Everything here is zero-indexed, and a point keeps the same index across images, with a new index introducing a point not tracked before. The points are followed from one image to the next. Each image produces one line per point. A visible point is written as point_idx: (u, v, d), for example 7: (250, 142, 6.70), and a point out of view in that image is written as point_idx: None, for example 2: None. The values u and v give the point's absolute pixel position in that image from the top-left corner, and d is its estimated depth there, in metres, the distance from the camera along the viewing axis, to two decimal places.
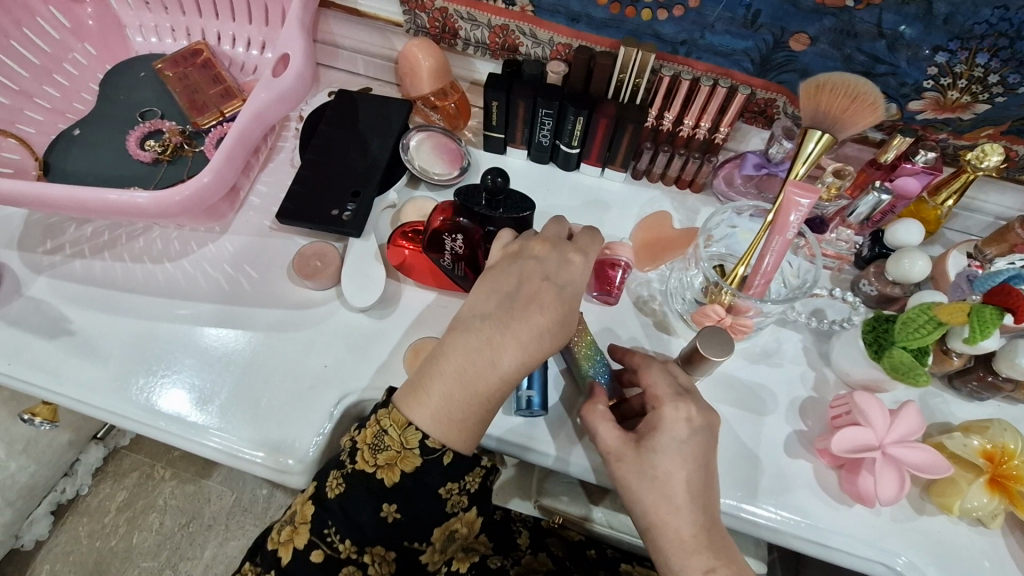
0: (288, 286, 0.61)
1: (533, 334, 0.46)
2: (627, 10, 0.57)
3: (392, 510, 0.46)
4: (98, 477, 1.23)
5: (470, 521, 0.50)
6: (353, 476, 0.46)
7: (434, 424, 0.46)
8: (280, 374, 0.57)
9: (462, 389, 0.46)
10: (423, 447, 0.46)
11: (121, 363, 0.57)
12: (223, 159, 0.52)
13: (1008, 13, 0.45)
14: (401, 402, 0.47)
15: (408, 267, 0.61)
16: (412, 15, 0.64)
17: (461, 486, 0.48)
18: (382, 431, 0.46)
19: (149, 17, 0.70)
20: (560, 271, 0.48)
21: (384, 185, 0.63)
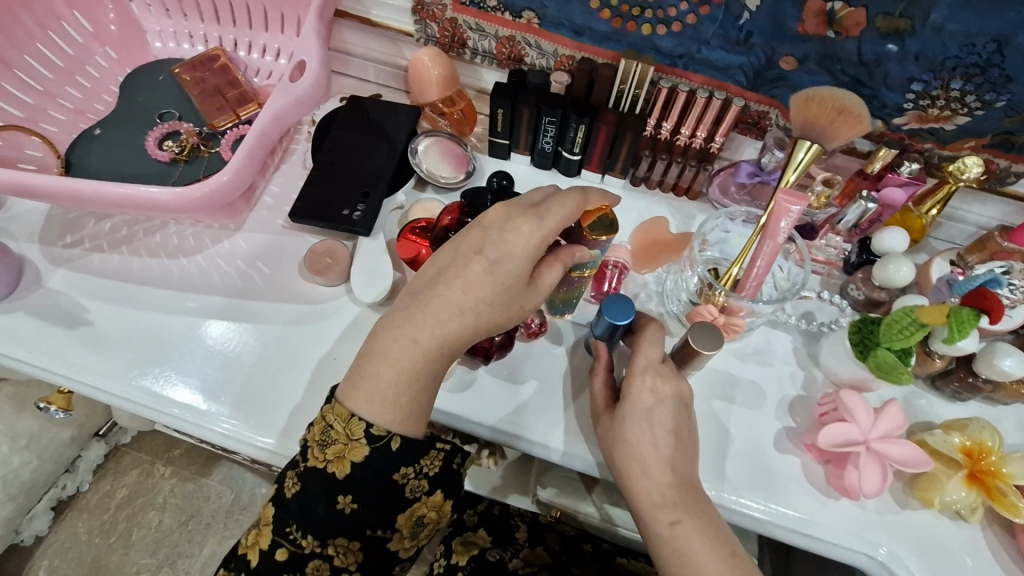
0: (300, 281, 0.64)
1: (456, 308, 0.47)
2: (627, 25, 0.60)
3: (347, 501, 0.47)
4: (98, 473, 1.24)
5: (435, 503, 0.51)
6: (306, 474, 0.47)
7: (367, 406, 0.47)
8: (288, 366, 0.59)
9: (390, 368, 0.47)
10: (368, 436, 0.47)
11: (133, 355, 0.59)
12: (242, 160, 0.55)
13: (976, 47, 0.49)
14: (343, 392, 0.48)
15: (419, 264, 0.61)
16: (423, 25, 0.67)
17: (417, 470, 0.49)
18: (328, 427, 0.47)
19: (169, 23, 0.73)
20: (496, 244, 0.47)
21: (392, 187, 0.66)
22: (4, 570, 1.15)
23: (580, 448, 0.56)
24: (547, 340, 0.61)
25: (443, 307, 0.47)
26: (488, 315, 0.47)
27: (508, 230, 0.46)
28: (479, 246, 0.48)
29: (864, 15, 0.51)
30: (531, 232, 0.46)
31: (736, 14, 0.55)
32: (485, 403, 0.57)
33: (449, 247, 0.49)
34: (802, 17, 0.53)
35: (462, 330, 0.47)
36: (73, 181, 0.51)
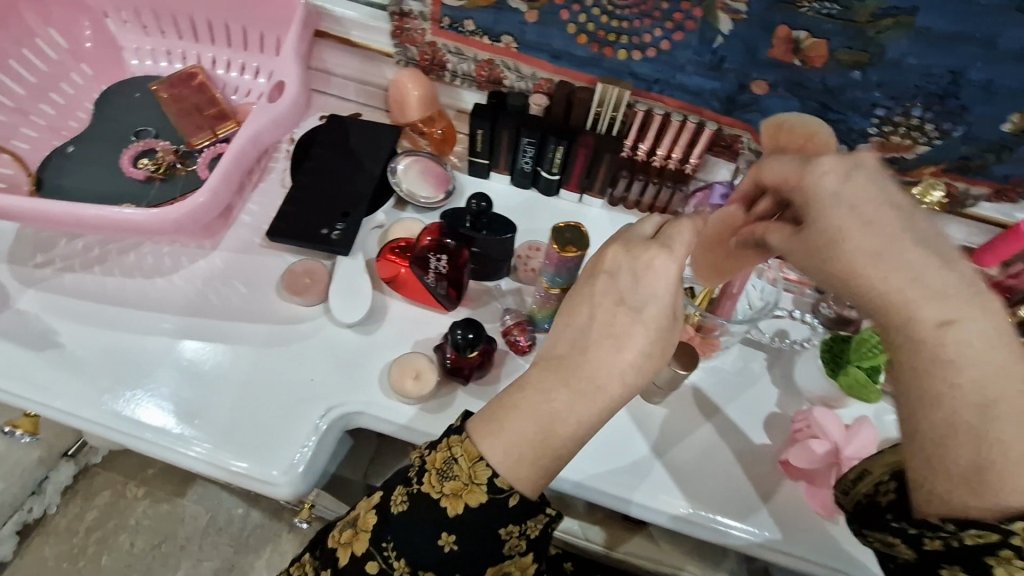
0: (276, 299, 0.63)
1: (613, 373, 0.43)
2: (604, 50, 0.61)
3: (449, 541, 0.44)
4: (68, 496, 1.21)
5: (525, 564, 0.46)
6: (416, 496, 0.44)
7: (504, 458, 0.43)
8: (265, 388, 0.58)
9: (531, 424, 0.43)
10: (491, 484, 0.43)
11: (105, 382, 0.57)
12: (219, 179, 0.54)
13: (935, 78, 0.51)
14: (473, 428, 0.44)
15: (398, 283, 0.62)
16: (403, 48, 0.68)
17: (522, 530, 0.44)
18: (452, 458, 0.44)
19: (146, 41, 0.73)
20: (637, 293, 0.44)
21: (372, 206, 0.66)
22: None
23: (632, 492, 0.55)
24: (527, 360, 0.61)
25: (599, 371, 0.43)
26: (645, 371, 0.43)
27: (643, 271, 0.43)
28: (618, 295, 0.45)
29: (825, 48, 0.52)
30: (666, 268, 0.43)
31: (709, 39, 0.57)
32: None
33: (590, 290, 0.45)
34: (771, 45, 0.54)
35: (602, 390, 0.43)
36: (44, 204, 0.50)
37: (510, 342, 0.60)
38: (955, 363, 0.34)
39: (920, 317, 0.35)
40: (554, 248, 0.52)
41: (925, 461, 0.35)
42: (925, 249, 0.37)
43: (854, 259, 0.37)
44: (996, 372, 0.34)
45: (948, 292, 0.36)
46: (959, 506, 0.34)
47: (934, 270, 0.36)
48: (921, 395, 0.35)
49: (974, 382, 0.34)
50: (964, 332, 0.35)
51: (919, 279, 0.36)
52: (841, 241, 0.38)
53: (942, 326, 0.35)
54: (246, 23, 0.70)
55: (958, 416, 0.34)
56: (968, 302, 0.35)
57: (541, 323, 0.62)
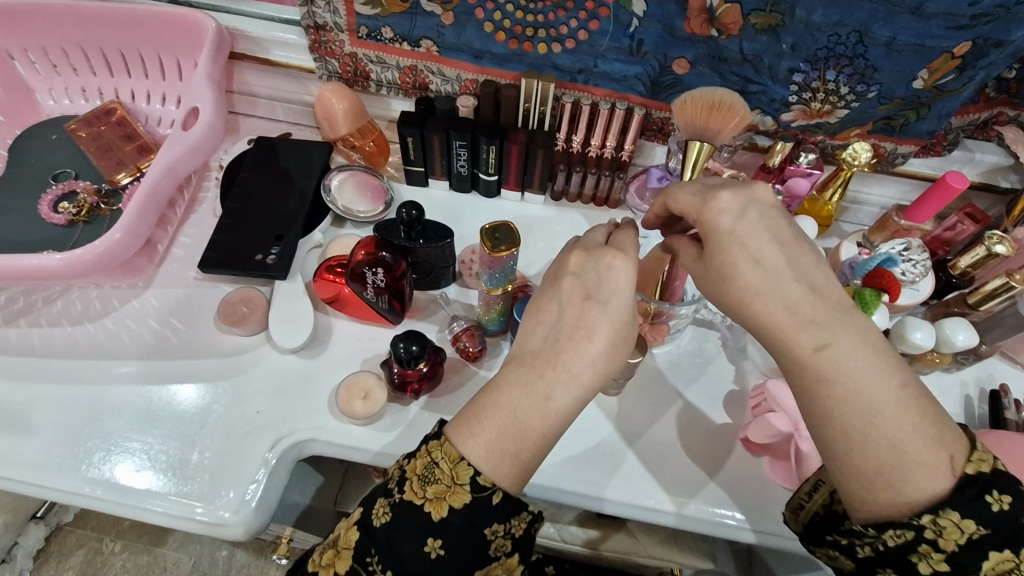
0: (216, 331, 0.61)
1: (586, 361, 0.43)
2: (524, 45, 0.61)
3: (436, 546, 0.41)
4: (40, 559, 1.16)
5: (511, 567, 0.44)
6: (400, 504, 0.42)
7: (484, 454, 0.42)
8: (212, 426, 0.55)
9: (505, 412, 0.42)
10: (474, 483, 0.41)
11: (72, 432, 0.55)
12: (134, 214, 0.52)
13: (841, 38, 0.51)
14: (451, 430, 0.43)
15: (340, 302, 0.60)
16: (323, 62, 0.66)
17: (506, 529, 0.43)
18: (433, 463, 0.42)
19: (58, 80, 0.70)
20: (601, 287, 0.45)
21: (308, 227, 0.64)
22: None
23: (605, 489, 0.53)
24: (480, 365, 0.60)
25: (576, 363, 0.43)
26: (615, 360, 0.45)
27: (607, 271, 0.45)
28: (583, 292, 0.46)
29: (739, 12, 0.52)
30: (625, 270, 0.46)
31: (625, 23, 0.56)
32: (412, 441, 0.55)
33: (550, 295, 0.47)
34: (687, 18, 0.54)
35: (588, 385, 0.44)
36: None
37: (460, 349, 0.59)
38: (836, 382, 0.38)
39: (799, 343, 0.39)
40: (486, 250, 0.51)
41: (836, 467, 0.40)
42: (798, 281, 0.40)
43: (743, 294, 0.40)
44: (872, 386, 0.38)
45: (820, 317, 0.39)
46: (874, 510, 0.39)
47: (804, 298, 0.40)
48: (820, 410, 0.39)
49: (851, 393, 0.38)
50: (836, 353, 0.38)
51: (794, 307, 0.39)
52: (732, 274, 0.40)
53: (819, 353, 0.39)
54: (160, 52, 0.68)
55: (849, 427, 0.38)
56: (835, 326, 0.39)
57: (490, 326, 0.60)
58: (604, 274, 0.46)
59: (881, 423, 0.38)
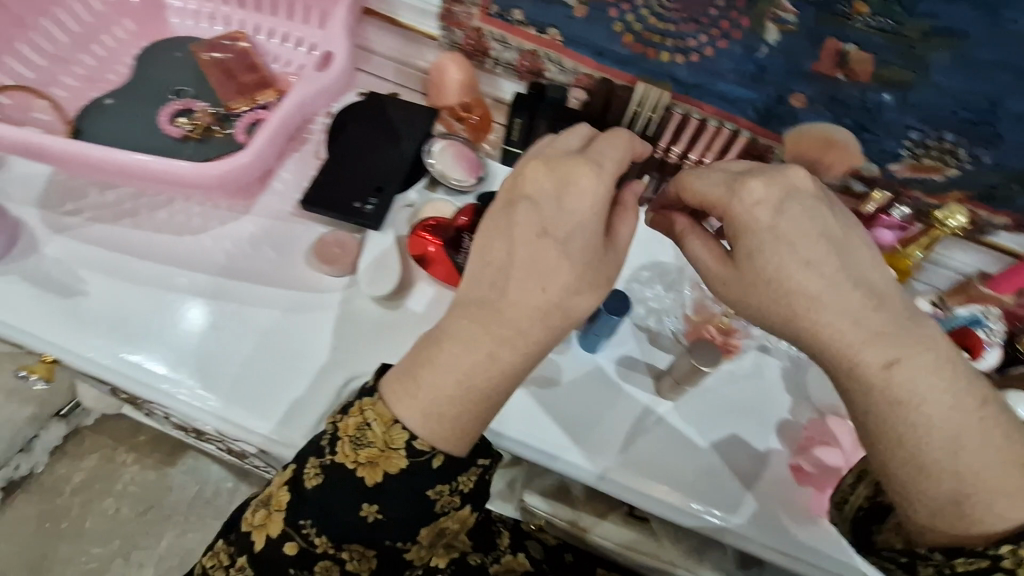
0: (303, 266, 0.63)
1: (534, 313, 0.42)
2: (647, 51, 0.62)
3: (372, 510, 0.44)
4: (55, 455, 1.21)
5: (462, 517, 0.48)
6: (332, 466, 0.43)
7: (422, 420, 0.42)
8: (264, 351, 0.58)
9: (456, 379, 0.42)
10: (409, 448, 0.43)
11: (86, 332, 0.57)
12: (264, 140, 0.55)
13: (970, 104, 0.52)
14: (386, 393, 0.43)
15: (426, 262, 0.62)
16: (448, 31, 0.69)
17: (452, 487, 0.45)
18: (365, 424, 0.43)
19: (191, 1, 0.73)
20: (560, 224, 0.42)
21: (405, 184, 0.67)
22: None
23: (650, 486, 0.56)
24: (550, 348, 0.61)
25: (519, 298, 0.42)
26: (578, 306, 0.43)
27: (571, 191, 0.42)
28: (539, 223, 0.43)
29: (871, 63, 0.53)
30: (594, 186, 0.42)
31: (753, 48, 0.57)
32: None
33: (500, 219, 0.44)
34: (817, 58, 0.55)
35: (536, 340, 0.43)
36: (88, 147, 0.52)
37: None
38: (917, 413, 0.37)
39: (865, 360, 0.38)
40: None
41: (903, 490, 0.38)
42: (840, 289, 0.39)
43: (799, 302, 0.39)
44: (951, 413, 0.37)
45: (891, 334, 0.38)
46: (943, 528, 0.38)
47: (865, 311, 0.39)
48: (891, 440, 0.38)
49: (929, 421, 0.37)
50: (909, 378, 0.37)
51: (858, 320, 0.38)
52: (783, 278, 0.40)
53: (890, 369, 0.37)
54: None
55: (924, 455, 0.37)
56: (906, 345, 0.38)
57: None
58: (566, 183, 0.43)
59: (954, 442, 0.37)
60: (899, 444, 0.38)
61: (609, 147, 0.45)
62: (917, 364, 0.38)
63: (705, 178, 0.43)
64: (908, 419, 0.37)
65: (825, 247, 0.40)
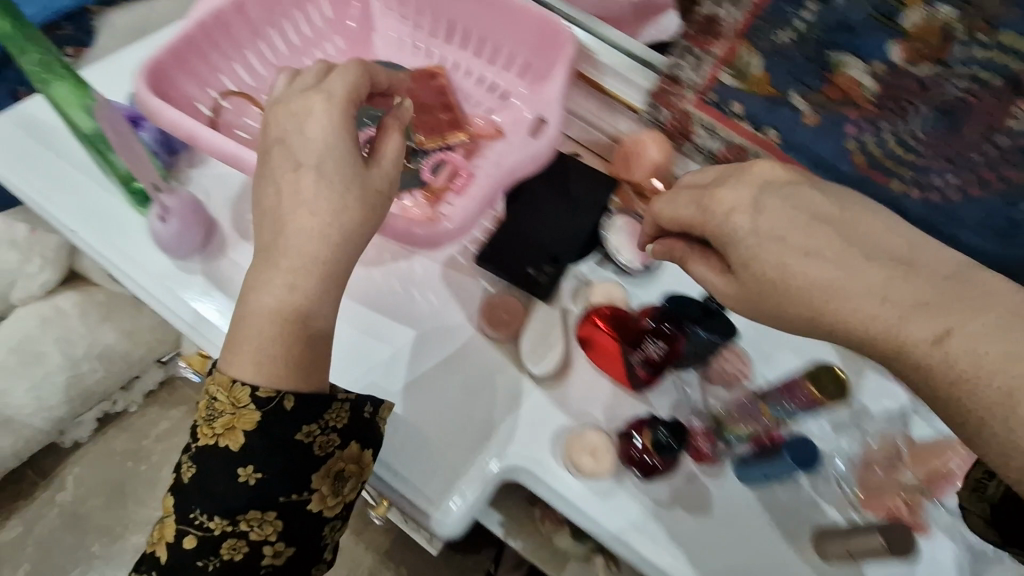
0: (464, 322, 0.61)
1: (313, 235, 0.47)
2: (880, 177, 0.56)
3: (249, 473, 0.46)
4: None
5: (353, 454, 0.51)
6: (206, 454, 0.47)
7: (254, 371, 0.46)
8: (397, 401, 0.58)
9: (261, 323, 0.46)
10: (256, 401, 0.46)
11: (161, 281, 0.60)
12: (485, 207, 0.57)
13: None
14: (222, 363, 0.47)
15: (593, 350, 0.58)
16: (654, 108, 0.66)
17: (322, 427, 0.49)
18: (211, 399, 0.47)
19: (402, 30, 0.73)
20: (304, 150, 0.48)
21: (580, 258, 0.64)
22: None
23: None
24: (700, 469, 0.56)
25: (299, 220, 0.46)
26: (345, 218, 0.47)
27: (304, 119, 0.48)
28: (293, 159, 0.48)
29: None
30: (319, 115, 0.48)
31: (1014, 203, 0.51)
32: (620, 519, 0.54)
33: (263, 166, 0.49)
34: None
35: (317, 256, 0.47)
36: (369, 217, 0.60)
37: (694, 448, 0.56)
38: (980, 389, 0.33)
39: (913, 339, 0.36)
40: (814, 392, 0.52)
41: None
42: (881, 265, 0.39)
43: (815, 293, 0.40)
44: (1004, 342, 0.34)
45: (936, 290, 0.37)
46: None
47: (900, 282, 0.38)
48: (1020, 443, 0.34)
49: (998, 383, 0.33)
50: (968, 342, 0.34)
51: (885, 294, 0.38)
52: (788, 274, 0.41)
53: (942, 343, 0.35)
54: (504, 44, 0.71)
55: (1017, 443, 0.32)
56: (945, 316, 0.36)
57: (728, 438, 0.56)
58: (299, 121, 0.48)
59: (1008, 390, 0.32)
60: (1012, 423, 0.32)
61: (342, 75, 0.52)
62: (955, 305, 0.36)
63: (731, 187, 0.45)
64: (968, 394, 0.34)
65: (827, 234, 0.42)
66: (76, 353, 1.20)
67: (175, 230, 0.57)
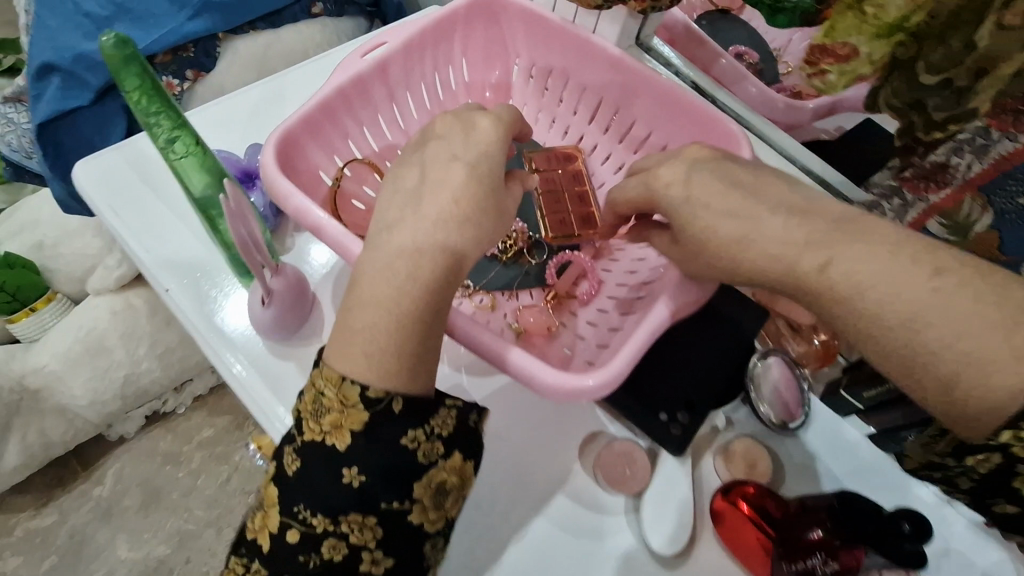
0: (580, 467, 0.52)
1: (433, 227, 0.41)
2: None
3: (354, 475, 0.40)
4: None
5: (455, 467, 0.43)
6: (304, 448, 0.41)
7: (357, 366, 0.40)
8: (501, 556, 0.48)
9: (377, 313, 0.40)
10: (364, 400, 0.39)
11: (191, 291, 0.57)
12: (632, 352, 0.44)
13: None
14: (328, 355, 0.41)
15: (736, 531, 0.50)
16: None
17: (428, 432, 0.41)
18: (318, 395, 0.41)
19: (539, 101, 0.69)
20: (467, 151, 0.45)
21: (720, 405, 0.53)
22: None
23: None
24: None
25: (433, 204, 0.42)
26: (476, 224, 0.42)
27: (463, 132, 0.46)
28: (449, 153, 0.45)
29: None
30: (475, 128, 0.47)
31: None
32: None
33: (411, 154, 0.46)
34: None
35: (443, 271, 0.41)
36: (512, 352, 0.44)
37: None
38: (860, 299, 0.36)
39: (803, 266, 0.38)
40: None
41: None
42: (780, 213, 0.40)
43: (743, 249, 0.40)
44: (974, 311, 0.33)
45: (831, 228, 0.38)
46: None
47: (905, 264, 0.35)
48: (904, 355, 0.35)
49: (904, 298, 0.34)
50: (847, 265, 0.36)
51: (792, 238, 0.39)
52: (746, 240, 0.40)
53: (938, 278, 0.34)
54: (656, 132, 0.63)
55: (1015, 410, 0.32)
56: (919, 248, 0.35)
57: None
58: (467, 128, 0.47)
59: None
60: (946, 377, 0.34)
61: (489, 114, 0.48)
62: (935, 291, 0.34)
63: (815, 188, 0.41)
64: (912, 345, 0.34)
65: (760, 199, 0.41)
66: (139, 351, 1.13)
67: (275, 316, 0.52)
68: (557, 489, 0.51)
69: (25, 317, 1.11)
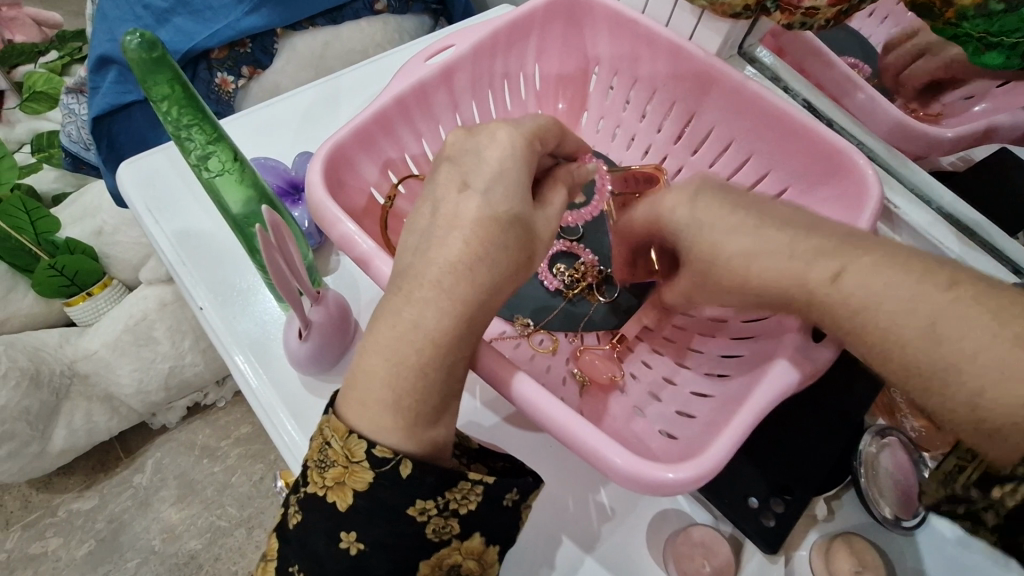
0: (643, 551, 0.45)
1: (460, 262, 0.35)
2: None
3: (352, 541, 0.34)
4: (237, 397, 1.20)
5: (472, 548, 0.36)
6: (305, 501, 0.35)
7: (363, 412, 0.34)
8: None
9: (401, 358, 0.34)
10: (371, 459, 0.33)
11: (205, 278, 0.53)
12: (727, 437, 0.36)
13: None
14: (338, 400, 0.35)
15: None
16: None
17: (442, 505, 0.34)
18: (325, 444, 0.35)
19: (618, 115, 0.61)
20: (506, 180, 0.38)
21: (822, 492, 0.45)
22: (127, 440, 1.15)
23: None
24: None
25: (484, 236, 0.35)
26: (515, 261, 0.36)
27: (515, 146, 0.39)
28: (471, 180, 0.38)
29: None
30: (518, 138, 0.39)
31: None
32: None
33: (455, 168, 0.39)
34: None
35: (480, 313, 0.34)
36: (578, 428, 0.36)
37: None
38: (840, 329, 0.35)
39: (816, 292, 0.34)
40: None
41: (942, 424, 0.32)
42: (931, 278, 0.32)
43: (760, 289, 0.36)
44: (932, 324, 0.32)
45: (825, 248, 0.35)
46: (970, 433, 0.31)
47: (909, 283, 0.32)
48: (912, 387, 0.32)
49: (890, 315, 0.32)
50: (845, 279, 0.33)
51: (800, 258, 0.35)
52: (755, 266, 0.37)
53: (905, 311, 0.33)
54: (757, 156, 0.53)
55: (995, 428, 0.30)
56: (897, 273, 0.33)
57: None
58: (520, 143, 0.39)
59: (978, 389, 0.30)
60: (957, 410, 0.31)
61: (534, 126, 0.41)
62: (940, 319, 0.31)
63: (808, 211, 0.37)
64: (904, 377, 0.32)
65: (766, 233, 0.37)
66: (183, 342, 0.97)
67: (311, 350, 0.46)
68: (583, 552, 0.44)
69: (82, 301, 0.98)
